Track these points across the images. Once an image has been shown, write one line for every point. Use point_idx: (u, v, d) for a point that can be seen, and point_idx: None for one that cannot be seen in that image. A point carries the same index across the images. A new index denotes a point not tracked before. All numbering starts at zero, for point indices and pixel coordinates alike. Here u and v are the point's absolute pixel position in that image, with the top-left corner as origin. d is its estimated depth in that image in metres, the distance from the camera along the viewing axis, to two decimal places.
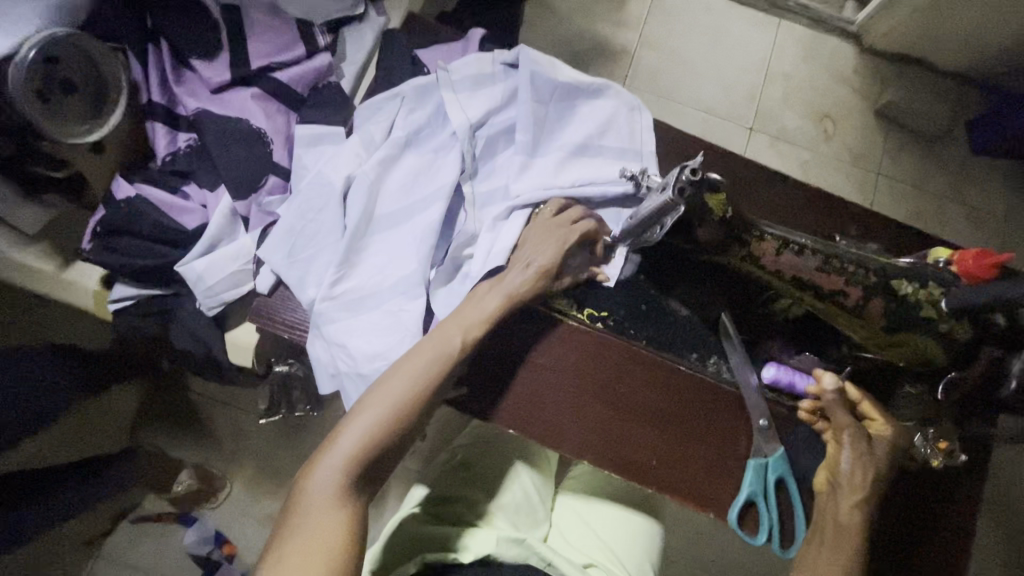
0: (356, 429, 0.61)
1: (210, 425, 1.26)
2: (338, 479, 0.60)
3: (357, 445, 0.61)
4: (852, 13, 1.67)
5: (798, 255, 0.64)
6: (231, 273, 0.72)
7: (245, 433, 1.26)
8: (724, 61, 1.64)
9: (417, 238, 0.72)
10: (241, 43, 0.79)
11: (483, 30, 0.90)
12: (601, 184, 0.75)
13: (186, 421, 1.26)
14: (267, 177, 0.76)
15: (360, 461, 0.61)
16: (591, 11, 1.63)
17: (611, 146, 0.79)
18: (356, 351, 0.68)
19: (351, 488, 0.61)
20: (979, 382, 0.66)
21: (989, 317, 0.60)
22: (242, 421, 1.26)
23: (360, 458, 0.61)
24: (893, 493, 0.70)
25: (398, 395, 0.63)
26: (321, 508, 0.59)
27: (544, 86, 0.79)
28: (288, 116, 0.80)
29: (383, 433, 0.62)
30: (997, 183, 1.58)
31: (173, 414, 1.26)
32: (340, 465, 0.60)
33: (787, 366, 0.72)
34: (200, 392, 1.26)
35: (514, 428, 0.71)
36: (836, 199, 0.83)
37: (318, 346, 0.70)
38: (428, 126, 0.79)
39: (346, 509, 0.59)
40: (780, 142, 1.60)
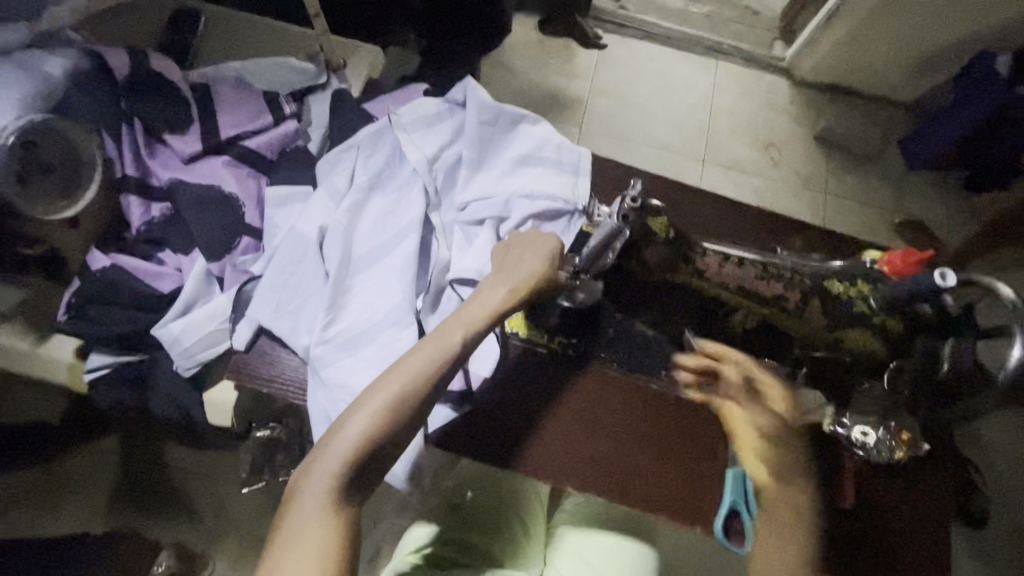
0: (352, 429, 0.63)
1: (189, 498, 1.22)
2: (330, 485, 0.61)
3: (351, 447, 0.62)
4: (780, 52, 1.84)
5: (737, 266, 0.68)
6: (208, 333, 0.73)
7: (231, 504, 1.23)
8: (672, 102, 1.77)
9: (399, 270, 0.77)
10: (210, 116, 0.84)
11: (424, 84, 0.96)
12: (552, 195, 0.81)
13: (165, 497, 1.22)
14: (239, 239, 0.78)
15: (354, 459, 0.62)
16: (543, 67, 1.78)
17: (554, 155, 0.85)
18: (358, 387, 0.71)
19: (344, 492, 0.62)
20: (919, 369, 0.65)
21: (915, 305, 0.63)
22: (224, 492, 1.23)
23: (354, 457, 0.62)
24: (856, 478, 0.75)
25: (392, 395, 0.64)
26: (316, 513, 0.60)
27: (488, 110, 0.86)
28: (258, 179, 0.83)
29: (380, 430, 0.63)
30: (937, 193, 1.70)
31: (150, 492, 1.22)
32: (336, 467, 0.61)
33: (751, 375, 0.79)
34: (181, 465, 1.24)
35: (521, 467, 0.74)
36: (781, 217, 0.90)
37: (320, 391, 0.71)
38: (388, 167, 0.84)
39: (341, 512, 0.61)
40: (732, 170, 1.71)
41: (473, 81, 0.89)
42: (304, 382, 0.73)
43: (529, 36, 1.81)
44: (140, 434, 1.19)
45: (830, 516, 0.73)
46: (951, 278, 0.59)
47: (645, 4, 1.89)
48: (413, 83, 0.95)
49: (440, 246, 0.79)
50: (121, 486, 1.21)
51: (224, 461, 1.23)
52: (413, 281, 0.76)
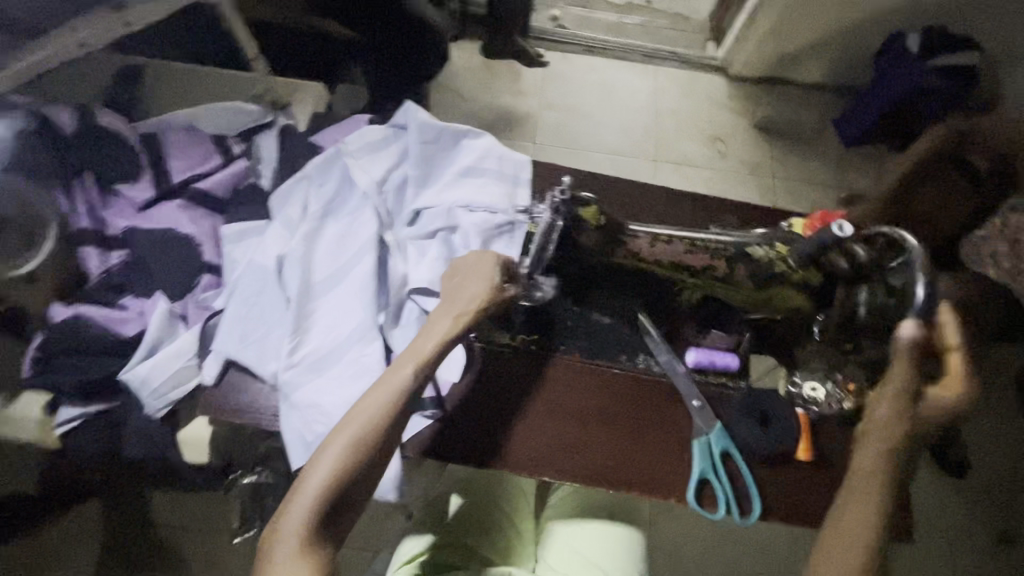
0: (319, 472, 0.62)
1: (181, 553, 1.20)
2: (302, 526, 0.60)
3: (318, 490, 0.61)
4: (714, 52, 1.95)
5: (667, 243, 0.72)
6: (175, 372, 0.75)
7: (224, 554, 1.21)
8: (617, 109, 1.86)
9: (358, 289, 0.80)
10: (160, 164, 0.87)
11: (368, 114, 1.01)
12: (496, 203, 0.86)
13: (156, 556, 1.20)
14: (201, 276, 0.81)
15: (327, 495, 0.62)
16: (491, 88, 1.85)
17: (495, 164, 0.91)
18: (330, 405, 0.74)
19: (319, 531, 0.61)
20: (844, 317, 0.71)
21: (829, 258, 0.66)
22: (216, 543, 1.21)
23: (327, 493, 0.62)
24: (812, 431, 0.80)
25: (355, 433, 0.63)
26: (293, 554, 0.59)
27: (431, 130, 0.91)
28: (214, 219, 0.86)
29: (347, 470, 0.62)
30: (876, 167, 1.80)
31: (140, 552, 1.20)
32: (306, 512, 0.61)
33: (704, 347, 0.83)
34: (168, 522, 1.22)
35: (504, 464, 0.77)
36: (721, 199, 0.95)
37: (293, 413, 0.74)
38: (339, 194, 0.87)
39: (317, 550, 0.60)
40: (682, 166, 1.79)
41: (414, 104, 0.94)
42: (276, 407, 0.75)
43: (475, 60, 1.89)
44: (124, 494, 1.17)
45: (791, 472, 0.79)
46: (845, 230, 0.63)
47: (582, 20, 1.99)
48: (357, 114, 1.00)
49: (397, 263, 0.83)
50: (108, 550, 1.19)
51: (213, 511, 1.22)
52: (374, 298, 0.79)
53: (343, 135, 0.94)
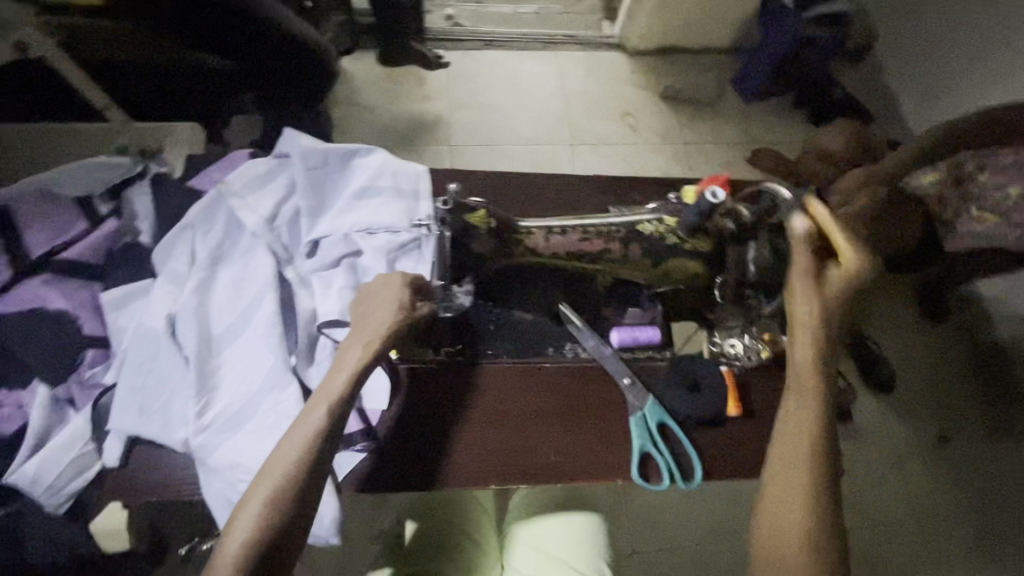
0: (237, 537, 0.56)
1: None
2: None
3: (228, 568, 0.54)
4: (610, 30, 1.99)
5: (562, 234, 0.72)
6: (68, 462, 0.68)
7: None
8: (526, 99, 1.86)
9: (263, 333, 0.75)
10: (18, 241, 0.80)
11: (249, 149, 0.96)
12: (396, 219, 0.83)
13: None
14: (83, 353, 0.74)
15: (252, 559, 0.55)
16: (396, 97, 1.81)
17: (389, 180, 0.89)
18: (251, 462, 0.69)
19: None
20: (737, 275, 0.74)
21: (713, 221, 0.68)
22: None
23: (252, 556, 0.55)
24: (739, 386, 0.83)
25: (266, 494, 0.59)
26: None
27: (315, 155, 0.87)
28: (90, 288, 0.79)
29: (266, 535, 0.57)
30: (778, 117, 1.89)
31: None
32: None
33: (625, 326, 0.85)
34: None
35: (448, 482, 0.75)
36: (626, 177, 0.97)
37: (212, 479, 0.69)
38: (228, 237, 0.82)
39: None
40: (598, 145, 1.81)
41: (295, 131, 0.90)
42: (196, 474, 0.71)
43: (374, 71, 1.84)
44: None
45: (726, 429, 0.81)
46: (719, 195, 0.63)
47: (476, 15, 1.98)
48: (237, 150, 0.94)
49: (302, 299, 0.79)
50: None
51: None
52: (281, 340, 0.75)
53: (224, 175, 0.89)
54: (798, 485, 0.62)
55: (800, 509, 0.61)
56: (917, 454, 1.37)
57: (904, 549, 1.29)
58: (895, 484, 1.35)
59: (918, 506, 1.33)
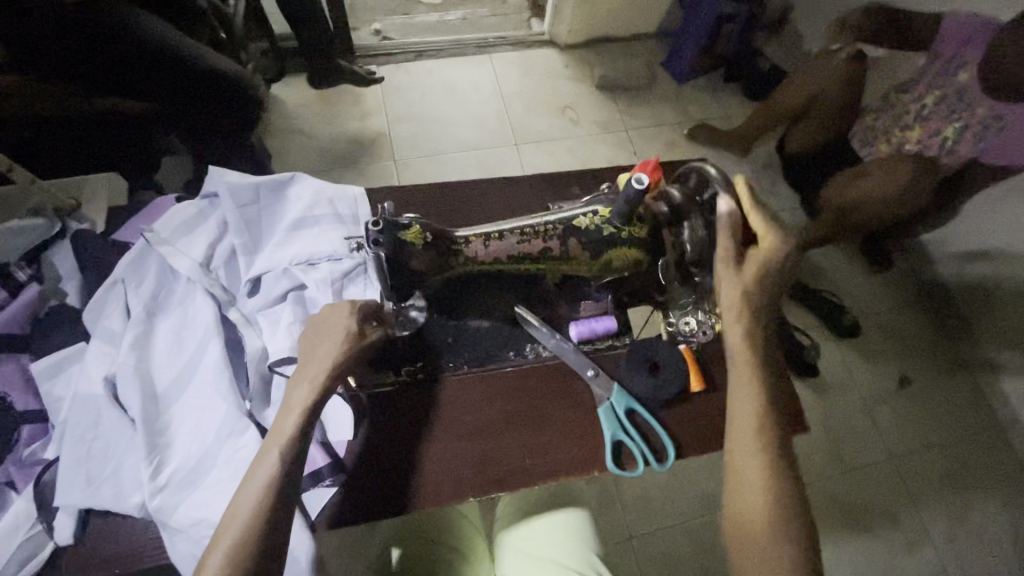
0: None
1: None
2: None
3: None
4: (539, 28, 2.01)
5: (501, 239, 0.71)
6: (17, 546, 0.65)
7: None
8: (464, 105, 1.86)
9: (212, 381, 0.73)
10: None
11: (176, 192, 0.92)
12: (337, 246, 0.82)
13: None
14: (20, 430, 0.72)
15: None
16: (333, 118, 1.78)
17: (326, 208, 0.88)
18: (214, 515, 0.66)
19: None
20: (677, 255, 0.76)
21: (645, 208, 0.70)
22: None
23: None
24: (699, 362, 0.85)
25: (224, 554, 0.56)
26: None
27: (245, 190, 0.85)
28: (17, 359, 0.75)
29: None
30: (712, 96, 1.95)
31: None
32: None
33: (582, 319, 0.86)
34: None
35: (427, 502, 0.74)
36: (567, 172, 0.98)
37: (174, 540, 0.66)
38: (163, 287, 0.79)
39: None
40: (542, 143, 1.82)
41: (219, 167, 0.87)
42: (158, 537, 0.68)
43: (307, 95, 1.80)
44: None
45: (691, 404, 0.83)
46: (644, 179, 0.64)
47: (404, 28, 1.97)
48: (161, 195, 0.91)
49: (249, 339, 0.77)
50: None
51: None
52: (232, 385, 0.73)
53: (151, 222, 0.86)
54: (752, 472, 0.62)
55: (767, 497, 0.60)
56: (882, 399, 1.43)
57: (885, 491, 1.34)
58: (866, 430, 1.40)
59: (892, 448, 1.39)
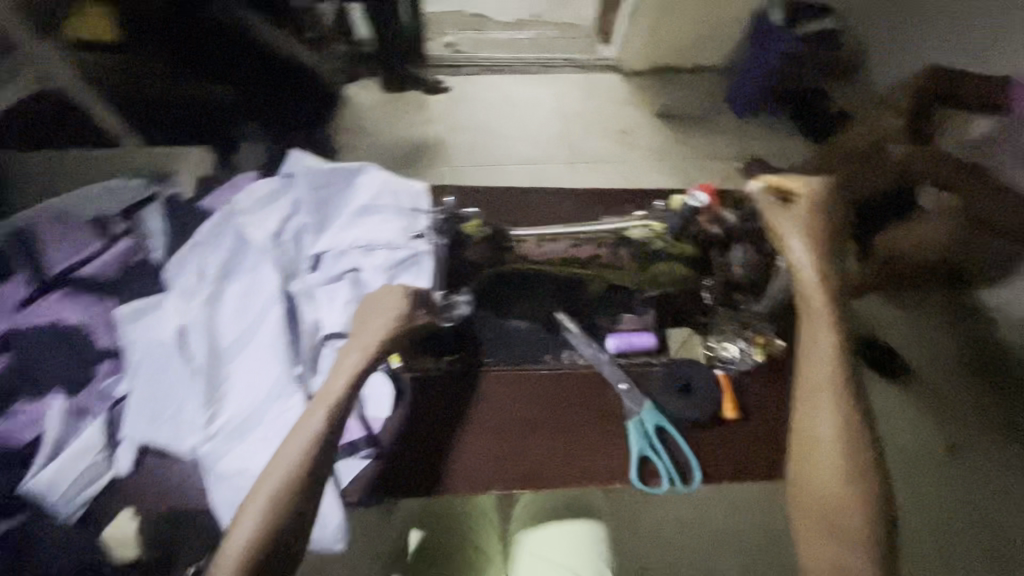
0: (242, 533, 0.59)
1: None
2: None
3: (238, 557, 0.58)
4: (604, 53, 2.05)
5: None
6: (83, 470, 0.71)
7: None
8: (523, 120, 1.92)
9: (269, 344, 0.78)
10: (39, 256, 0.84)
11: (254, 172, 0.99)
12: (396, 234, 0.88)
13: None
14: (100, 364, 0.77)
15: (259, 549, 0.59)
16: (398, 122, 1.87)
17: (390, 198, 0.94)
18: (257, 469, 0.71)
19: None
20: None
21: None
22: None
23: (255, 553, 0.58)
24: (735, 389, 0.85)
25: (270, 497, 0.61)
26: None
27: (320, 174, 0.92)
28: (105, 301, 0.82)
29: (269, 532, 0.60)
30: (770, 134, 1.94)
31: None
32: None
33: (621, 332, 0.87)
34: None
35: (460, 489, 0.77)
36: (617, 190, 1.00)
37: (218, 486, 0.71)
38: (236, 253, 0.86)
39: None
40: (595, 164, 1.85)
41: (300, 152, 0.95)
42: (204, 480, 0.73)
43: (376, 98, 1.90)
44: None
45: (723, 430, 0.83)
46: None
47: (475, 43, 2.05)
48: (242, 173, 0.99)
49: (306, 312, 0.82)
50: None
51: None
52: (287, 350, 0.78)
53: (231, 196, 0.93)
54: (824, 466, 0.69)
55: (829, 514, 0.67)
56: (924, 462, 1.37)
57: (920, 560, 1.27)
58: (904, 494, 1.33)
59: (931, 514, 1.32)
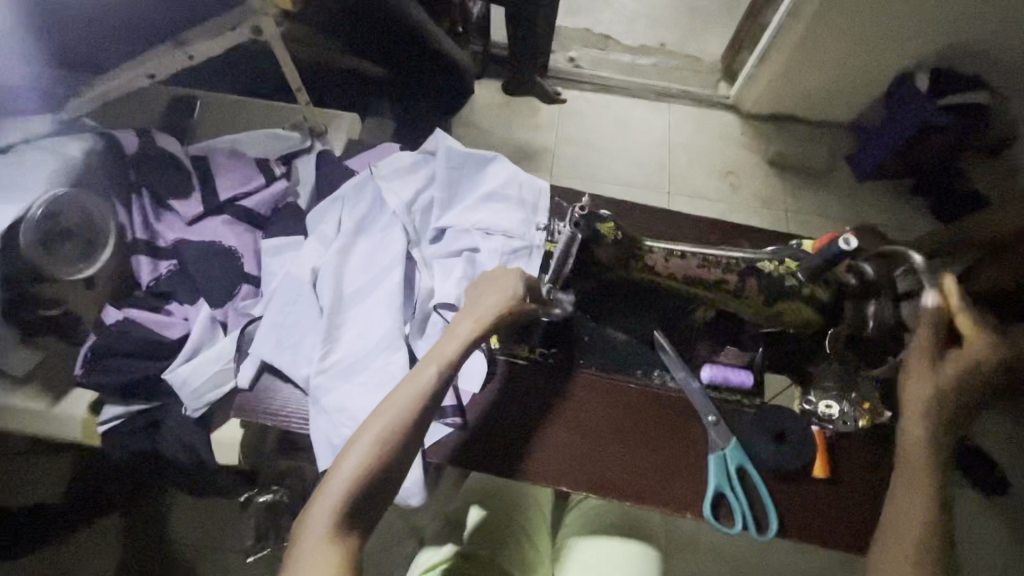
0: (347, 468, 0.64)
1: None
2: (330, 517, 0.62)
3: (342, 487, 0.63)
4: (726, 90, 2.03)
5: (681, 258, 0.77)
6: (213, 374, 0.81)
7: None
8: (632, 143, 1.93)
9: (386, 300, 0.84)
10: (209, 183, 0.96)
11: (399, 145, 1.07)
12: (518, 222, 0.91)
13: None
14: (241, 286, 0.88)
15: (359, 485, 0.64)
16: (510, 124, 1.94)
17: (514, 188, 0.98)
18: (357, 410, 0.76)
19: (345, 526, 0.62)
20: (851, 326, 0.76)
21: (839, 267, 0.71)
22: (227, 566, 1.24)
23: (355, 487, 0.64)
24: (829, 450, 0.81)
25: (374, 438, 0.66)
26: (322, 541, 0.60)
27: (457, 155, 0.98)
28: (254, 234, 0.94)
29: (370, 469, 0.64)
30: (889, 201, 1.83)
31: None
32: (331, 501, 0.62)
33: (718, 364, 0.86)
34: (183, 543, 1.25)
35: (536, 478, 0.78)
36: (731, 225, 0.99)
37: (320, 418, 0.77)
38: (371, 212, 0.93)
39: (342, 544, 0.61)
40: (697, 199, 1.83)
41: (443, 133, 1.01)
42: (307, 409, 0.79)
43: (494, 98, 1.98)
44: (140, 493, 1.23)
45: (810, 488, 0.79)
46: (854, 242, 0.65)
47: (598, 61, 2.09)
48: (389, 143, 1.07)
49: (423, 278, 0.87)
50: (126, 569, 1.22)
51: (226, 533, 1.25)
52: (401, 309, 0.83)
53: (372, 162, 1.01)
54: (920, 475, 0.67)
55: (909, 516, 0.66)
56: None
57: None
58: None
59: None
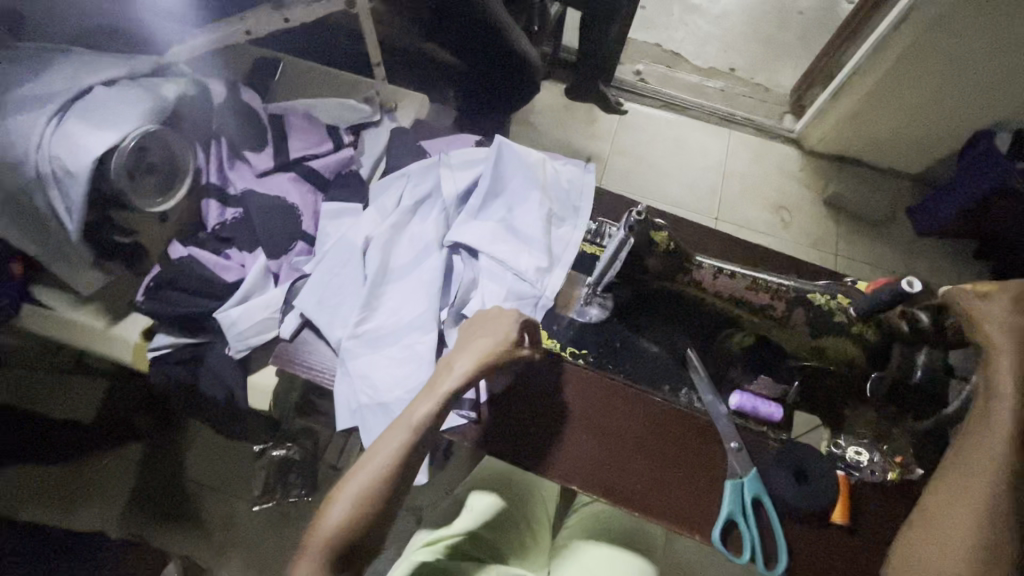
0: (369, 469, 0.68)
1: (198, 514, 1.28)
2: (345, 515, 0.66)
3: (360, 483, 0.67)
4: (791, 124, 1.98)
5: (730, 278, 0.81)
6: (261, 319, 0.85)
7: (239, 523, 1.28)
8: (686, 163, 1.91)
9: (425, 282, 0.85)
10: (282, 139, 1.02)
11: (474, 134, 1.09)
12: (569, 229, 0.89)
13: (178, 513, 1.28)
14: (295, 244, 0.93)
15: (380, 483, 0.67)
16: (567, 129, 1.95)
17: (573, 196, 0.97)
18: (380, 381, 0.79)
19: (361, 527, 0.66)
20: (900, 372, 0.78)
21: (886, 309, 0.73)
22: (235, 508, 1.29)
23: (371, 488, 0.67)
24: (852, 498, 0.79)
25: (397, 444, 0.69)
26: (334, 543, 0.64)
27: (518, 155, 0.95)
28: (316, 195, 0.99)
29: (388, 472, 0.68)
30: (945, 261, 1.76)
31: (166, 507, 1.28)
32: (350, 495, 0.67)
33: (749, 393, 0.83)
34: (194, 478, 1.31)
35: (550, 474, 0.79)
36: (780, 257, 0.96)
37: (344, 379, 0.79)
38: (430, 194, 0.95)
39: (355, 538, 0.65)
40: (744, 230, 1.80)
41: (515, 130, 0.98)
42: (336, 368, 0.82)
43: (556, 100, 1.99)
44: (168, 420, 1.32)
45: (825, 533, 0.77)
46: (916, 286, 0.64)
47: (664, 77, 2.07)
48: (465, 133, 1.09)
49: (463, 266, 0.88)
50: (140, 493, 1.28)
51: (239, 477, 1.31)
52: (438, 293, 0.84)
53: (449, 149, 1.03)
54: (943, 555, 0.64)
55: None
56: None
57: None
58: None
59: None
